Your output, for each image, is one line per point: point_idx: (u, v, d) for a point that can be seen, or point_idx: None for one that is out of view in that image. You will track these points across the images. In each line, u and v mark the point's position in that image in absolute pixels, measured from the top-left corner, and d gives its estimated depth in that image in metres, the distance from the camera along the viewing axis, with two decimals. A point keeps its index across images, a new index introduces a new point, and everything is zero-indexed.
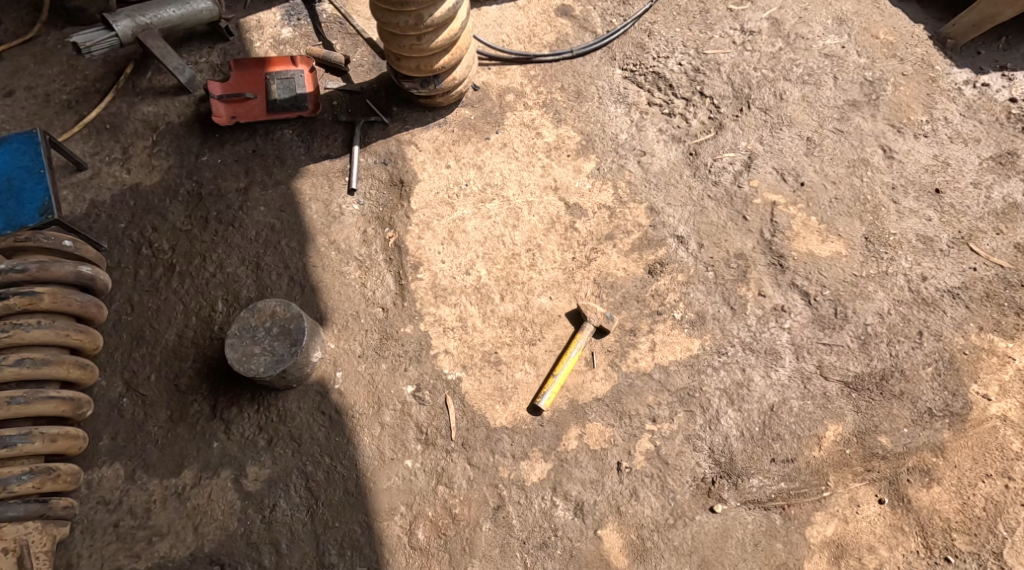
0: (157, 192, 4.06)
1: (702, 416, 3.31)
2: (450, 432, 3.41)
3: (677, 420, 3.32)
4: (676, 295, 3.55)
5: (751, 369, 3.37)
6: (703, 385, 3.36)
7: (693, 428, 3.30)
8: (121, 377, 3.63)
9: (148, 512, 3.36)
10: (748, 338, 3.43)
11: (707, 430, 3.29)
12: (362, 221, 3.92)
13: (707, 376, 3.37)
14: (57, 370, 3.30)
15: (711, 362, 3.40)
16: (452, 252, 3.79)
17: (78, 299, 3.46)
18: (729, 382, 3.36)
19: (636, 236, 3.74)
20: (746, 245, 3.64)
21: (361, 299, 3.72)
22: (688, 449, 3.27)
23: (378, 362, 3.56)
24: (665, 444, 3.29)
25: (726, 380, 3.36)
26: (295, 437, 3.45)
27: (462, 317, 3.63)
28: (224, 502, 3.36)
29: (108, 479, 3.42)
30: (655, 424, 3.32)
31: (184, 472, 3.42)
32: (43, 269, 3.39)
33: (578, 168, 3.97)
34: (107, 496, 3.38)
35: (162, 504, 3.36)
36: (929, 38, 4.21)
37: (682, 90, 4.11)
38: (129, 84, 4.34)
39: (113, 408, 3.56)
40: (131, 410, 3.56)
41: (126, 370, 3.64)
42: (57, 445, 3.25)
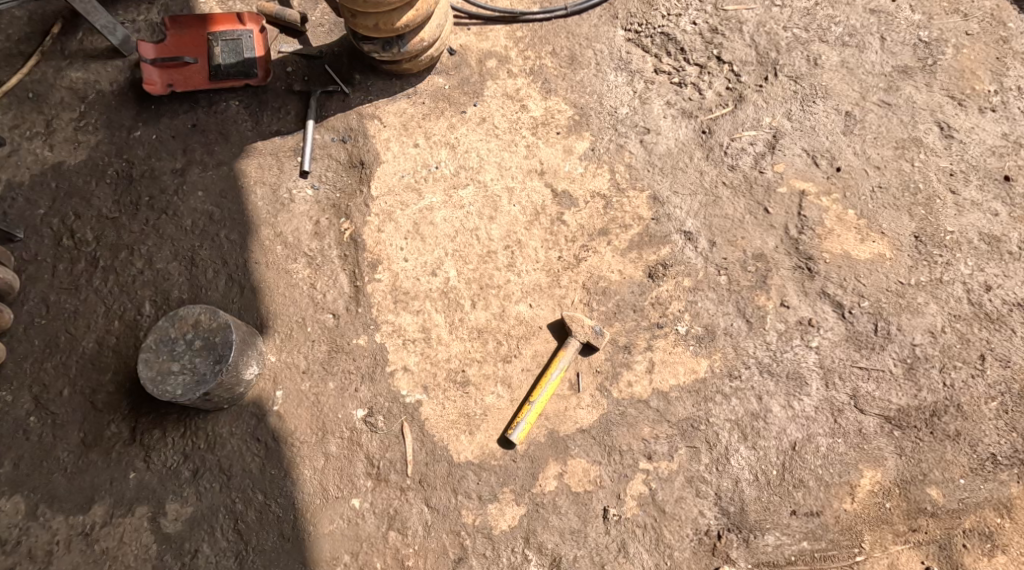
0: (83, 173, 3.40)
1: (711, 454, 2.75)
2: (406, 466, 2.87)
3: (677, 458, 2.76)
4: (680, 304, 2.98)
5: (770, 398, 2.80)
6: (710, 416, 2.80)
7: (696, 469, 2.74)
8: (30, 391, 2.99)
9: (50, 556, 2.77)
10: (766, 359, 2.86)
11: (713, 471, 2.74)
12: (316, 209, 3.36)
13: (715, 405, 2.81)
14: None
15: (720, 387, 2.83)
16: (416, 248, 3.22)
17: None
18: (743, 412, 2.79)
19: (635, 230, 3.15)
20: (767, 244, 3.04)
21: (309, 303, 3.16)
22: (690, 495, 2.72)
23: (324, 381, 3.00)
24: (663, 488, 2.74)
25: (738, 410, 2.80)
26: (224, 468, 2.88)
27: (425, 327, 3.07)
28: (138, 545, 2.80)
29: (6, 515, 2.81)
30: (651, 462, 2.77)
31: (94, 507, 2.84)
32: None
33: (569, 148, 3.36)
34: (3, 536, 2.79)
35: (67, 547, 2.78)
36: None
37: (695, 55, 3.46)
38: (57, 46, 3.64)
39: (18, 430, 2.93)
40: (38, 432, 2.93)
41: (36, 384, 3.00)
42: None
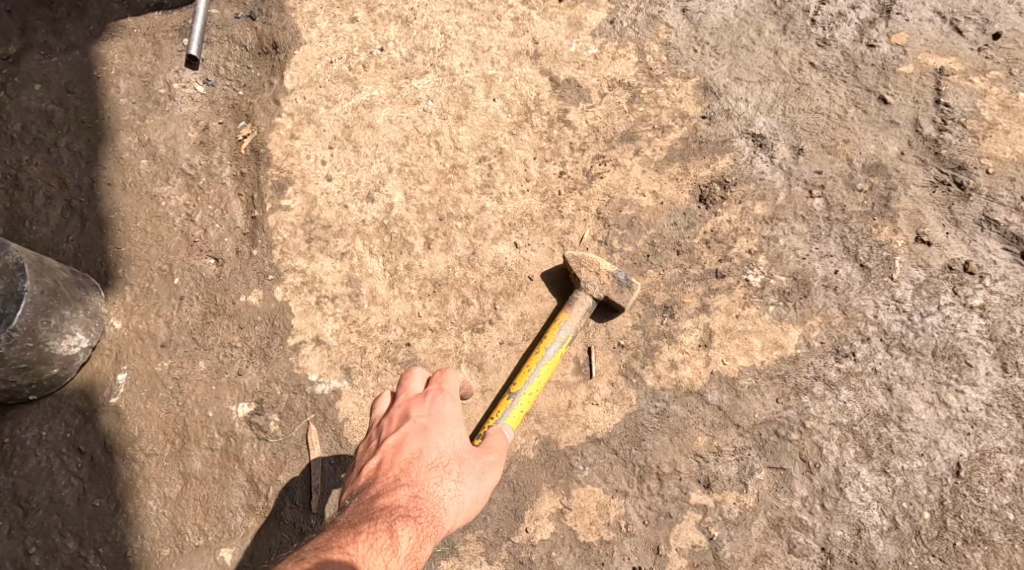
0: None
1: (812, 483, 1.71)
2: (312, 496, 1.84)
3: (755, 488, 1.73)
4: (751, 241, 1.89)
5: (907, 391, 1.74)
6: (807, 414, 1.75)
7: (787, 507, 1.71)
8: None
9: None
10: (898, 327, 1.78)
11: (820, 513, 1.70)
12: (206, 111, 2.27)
13: (813, 399, 1.75)
14: None
15: (820, 370, 1.77)
16: (346, 163, 2.13)
17: None
18: (862, 413, 1.73)
19: (679, 133, 2.05)
20: (886, 151, 1.93)
21: (179, 243, 2.08)
22: (771, 546, 1.70)
23: (194, 359, 1.93)
24: (734, 538, 1.71)
25: (851, 409, 1.74)
26: (23, 498, 1.81)
27: (351, 279, 1.99)
28: None
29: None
30: (711, 493, 1.74)
31: None
32: None
33: (576, 19, 2.20)
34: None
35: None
36: None
37: None
38: None
39: None
40: None
41: None
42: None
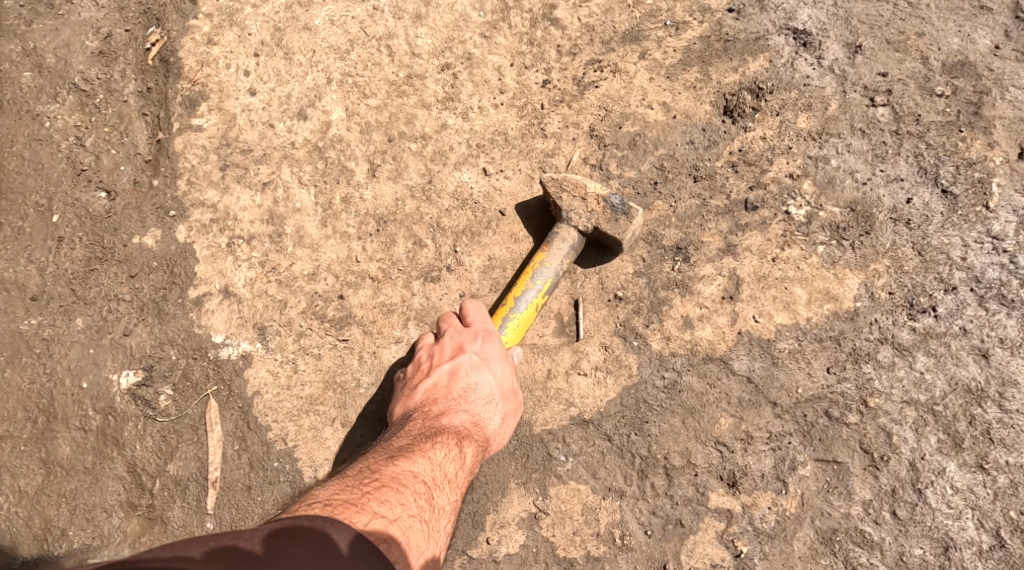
0: None
1: (877, 482, 1.27)
2: (208, 492, 1.45)
3: (794, 492, 1.28)
4: (794, 162, 1.43)
5: (1003, 361, 1.28)
6: (871, 387, 1.30)
7: (837, 518, 1.27)
8: None
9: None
10: (998, 277, 1.32)
11: (884, 524, 1.26)
12: (109, 18, 1.71)
13: (878, 370, 1.30)
14: None
15: (889, 329, 1.32)
16: (273, 73, 1.65)
17: None
18: (944, 387, 1.28)
19: (700, 32, 1.55)
20: (980, 47, 1.46)
21: (64, 167, 1.62)
22: (812, 563, 1.27)
23: (71, 316, 1.51)
24: (766, 556, 1.28)
25: (930, 383, 1.29)
26: None
27: (274, 215, 1.55)
28: None
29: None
30: (736, 494, 1.29)
31: None
32: None
33: None
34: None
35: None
36: None
37: None
38: None
39: None
40: None
41: None
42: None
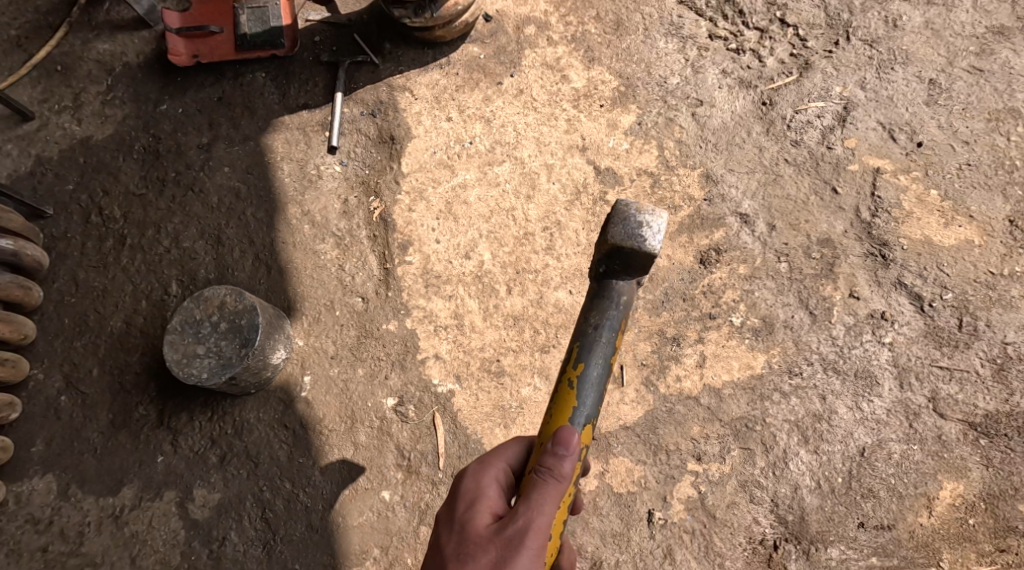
0: (110, 148, 3.37)
1: (768, 458, 2.43)
2: (438, 459, 2.72)
3: (729, 460, 2.44)
4: (735, 293, 2.64)
5: (836, 399, 2.47)
6: (766, 416, 2.47)
7: (750, 473, 2.42)
8: (60, 370, 2.90)
9: (81, 537, 2.61)
10: (832, 356, 2.52)
11: (770, 477, 2.41)
12: (345, 186, 3.16)
13: (773, 405, 2.48)
14: None
15: (779, 385, 2.50)
16: (449, 230, 2.99)
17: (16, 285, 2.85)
18: (803, 413, 2.47)
19: (686, 212, 2.81)
20: (835, 228, 2.70)
21: (336, 285, 2.96)
22: (742, 501, 2.40)
23: (353, 367, 2.82)
24: (713, 492, 2.42)
25: (798, 411, 2.47)
26: (252, 454, 2.70)
27: (458, 313, 2.87)
28: (166, 531, 2.62)
29: (38, 495, 2.67)
30: (700, 463, 2.45)
31: (123, 490, 2.68)
32: None
33: (612, 122, 3.06)
34: (36, 515, 2.64)
35: (97, 530, 2.62)
36: None
37: (756, 17, 3.11)
38: (84, 17, 3.65)
39: (48, 409, 2.83)
40: (68, 411, 2.82)
41: (66, 362, 2.91)
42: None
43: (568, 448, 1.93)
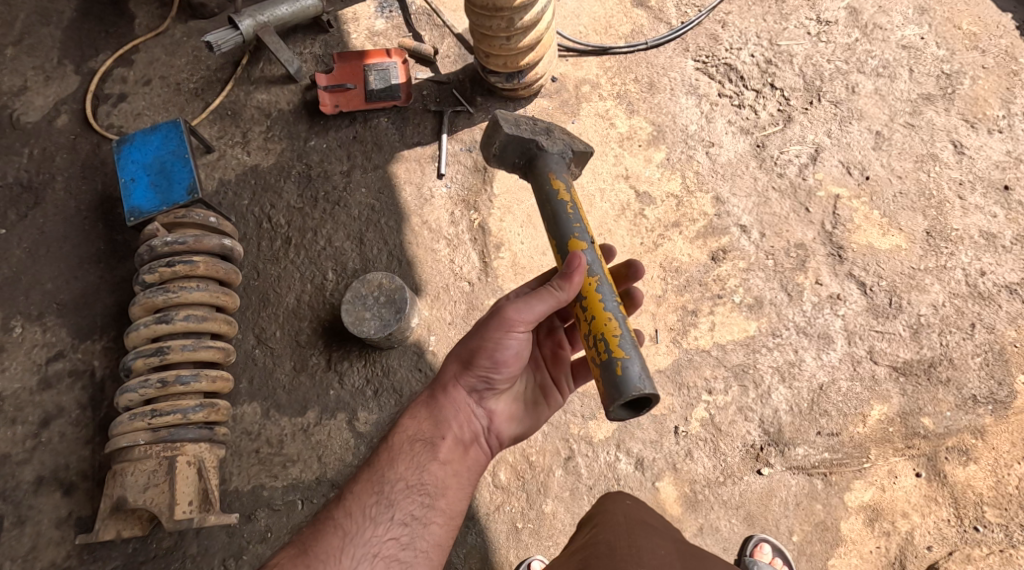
0: (273, 173, 4.38)
1: (755, 393, 3.48)
2: None
3: (731, 393, 3.48)
4: (736, 280, 3.68)
5: (803, 350, 3.53)
6: (757, 363, 3.52)
7: (745, 401, 3.47)
8: (252, 332, 4.03)
9: (282, 443, 3.81)
10: (802, 323, 3.58)
11: (758, 403, 3.46)
12: (450, 203, 4.23)
13: (762, 355, 3.53)
14: (213, 326, 3.64)
15: (766, 342, 3.56)
16: (530, 235, 4.13)
17: (225, 267, 3.78)
18: (782, 361, 3.52)
19: (701, 223, 3.83)
20: (808, 236, 3.75)
21: (450, 273, 4.09)
22: (739, 419, 3.44)
23: (466, 330, 3.98)
24: (719, 413, 3.46)
25: (779, 359, 3.52)
26: (397, 389, 3.88)
27: None
28: (341, 439, 3.81)
29: (249, 415, 3.86)
30: (711, 395, 3.49)
31: (308, 412, 3.86)
32: (199, 241, 3.73)
33: (648, 158, 4.04)
34: (249, 428, 3.83)
35: (293, 439, 3.81)
36: (1016, 29, 4.17)
37: (753, 82, 4.17)
38: (245, 74, 4.66)
39: (248, 358, 3.97)
40: (263, 359, 3.97)
41: (257, 327, 4.03)
42: (215, 385, 3.58)
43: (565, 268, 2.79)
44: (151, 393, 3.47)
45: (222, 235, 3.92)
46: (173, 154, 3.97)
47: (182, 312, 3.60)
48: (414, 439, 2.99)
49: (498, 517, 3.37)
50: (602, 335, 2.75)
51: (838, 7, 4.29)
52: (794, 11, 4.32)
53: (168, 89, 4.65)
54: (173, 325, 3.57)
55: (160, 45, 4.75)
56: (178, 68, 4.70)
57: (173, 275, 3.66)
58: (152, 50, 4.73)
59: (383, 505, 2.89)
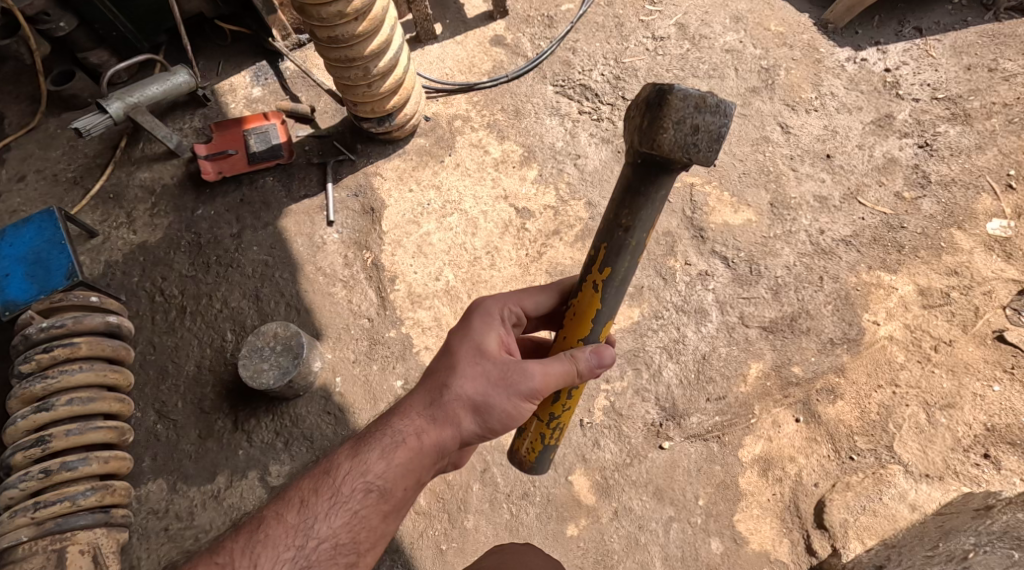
0: (162, 247, 4.42)
1: (646, 376, 3.58)
2: None
3: (626, 378, 3.58)
4: None
5: (684, 327, 3.66)
6: (645, 345, 3.64)
7: (640, 382, 3.57)
8: (153, 407, 3.98)
9: (192, 515, 3.74)
10: (679, 302, 3.72)
11: (652, 382, 3.57)
12: (343, 247, 4.35)
13: (648, 337, 3.66)
14: (101, 406, 3.53)
15: (650, 325, 3.68)
16: (422, 263, 4.24)
17: (110, 344, 3.68)
18: (667, 340, 3.64)
19: (578, 229, 4.26)
20: (671, 224, 3.92)
21: (349, 313, 4.14)
22: (637, 401, 3.54)
23: (369, 364, 4.00)
24: (618, 398, 3.55)
25: (664, 338, 3.65)
26: (307, 436, 3.85)
27: (436, 317, 4.08)
28: (254, 498, 3.75)
29: (154, 492, 3.79)
30: (609, 383, 3.59)
31: (217, 477, 3.80)
32: (78, 322, 3.64)
33: (523, 176, 4.42)
34: (156, 507, 3.76)
35: (203, 508, 3.75)
36: (813, 25, 4.52)
37: (607, 97, 4.59)
38: (125, 155, 4.74)
39: (150, 434, 3.92)
40: (165, 433, 3.92)
41: (157, 401, 3.99)
42: (110, 466, 3.47)
43: (597, 359, 2.75)
44: (35, 485, 3.33)
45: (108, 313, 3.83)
46: (47, 242, 3.94)
47: (65, 396, 3.49)
48: (376, 484, 2.75)
49: (423, 543, 3.37)
50: (561, 423, 2.89)
51: (668, 24, 4.72)
52: (632, 32, 4.76)
53: (45, 182, 4.70)
54: (55, 411, 3.46)
55: (33, 140, 4.81)
56: (53, 160, 4.76)
57: (53, 360, 3.55)
58: (25, 146, 4.79)
59: (300, 565, 2.68)
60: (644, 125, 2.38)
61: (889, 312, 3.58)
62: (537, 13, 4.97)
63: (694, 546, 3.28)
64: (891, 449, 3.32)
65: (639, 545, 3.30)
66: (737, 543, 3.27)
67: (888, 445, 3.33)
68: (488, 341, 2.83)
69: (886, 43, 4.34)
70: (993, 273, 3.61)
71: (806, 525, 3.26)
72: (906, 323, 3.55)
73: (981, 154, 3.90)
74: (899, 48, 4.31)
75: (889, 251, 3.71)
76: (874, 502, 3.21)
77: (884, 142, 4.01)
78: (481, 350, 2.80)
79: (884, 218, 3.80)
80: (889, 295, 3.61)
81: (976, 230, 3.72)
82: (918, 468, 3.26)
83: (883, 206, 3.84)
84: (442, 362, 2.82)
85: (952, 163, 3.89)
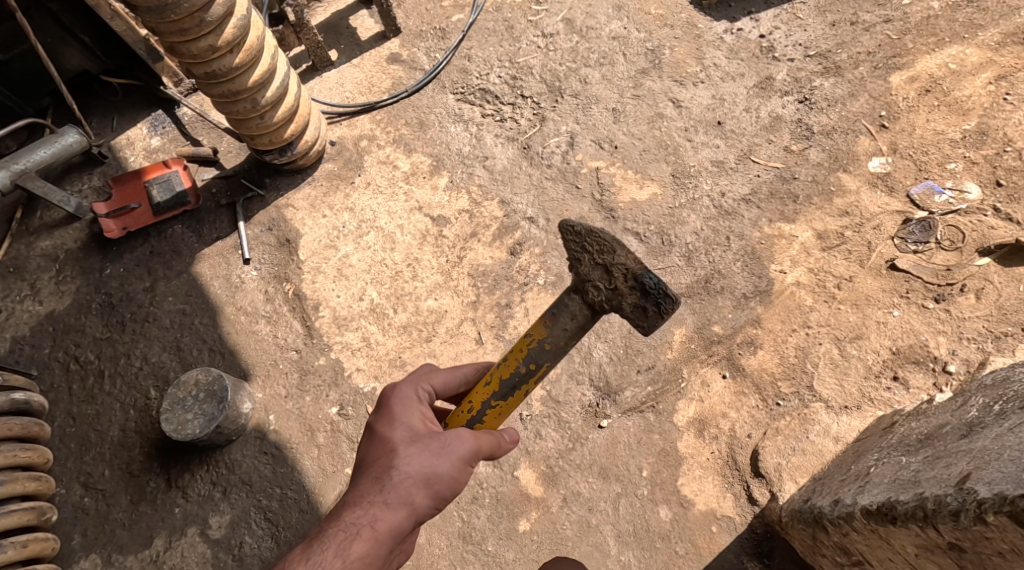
0: (71, 314, 4.28)
1: (576, 360, 3.63)
2: None
3: (559, 363, 3.64)
4: (536, 265, 4.05)
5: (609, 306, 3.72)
6: None
7: (573, 366, 3.63)
8: (79, 480, 3.88)
9: None
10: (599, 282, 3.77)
11: (584, 364, 3.63)
12: (263, 283, 4.26)
13: None
14: (13, 488, 3.43)
15: None
16: (344, 286, 4.18)
17: (17, 422, 3.58)
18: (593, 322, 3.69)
19: (494, 227, 4.18)
20: (584, 209, 4.10)
21: (276, 348, 4.08)
22: (573, 385, 3.60)
23: (302, 396, 3.95)
24: (554, 386, 3.60)
25: None
26: (246, 480, 3.79)
27: (365, 337, 4.04)
28: (196, 554, 3.68)
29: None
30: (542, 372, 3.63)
31: (155, 541, 3.72)
32: None
33: (435, 185, 4.36)
34: None
35: None
36: (690, 3, 4.65)
37: (506, 98, 4.55)
38: (22, 227, 4.60)
39: (78, 509, 3.81)
40: (94, 505, 3.82)
41: (82, 473, 3.89)
42: (30, 549, 3.38)
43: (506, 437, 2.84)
44: None
45: (13, 391, 3.74)
46: None
47: None
48: None
49: None
50: None
51: (556, 20, 4.74)
52: (522, 32, 4.74)
53: None
54: None
55: None
56: None
57: None
58: None
59: None
60: (638, 309, 2.60)
61: (793, 260, 3.72)
62: (429, 27, 4.93)
63: (643, 517, 3.34)
64: (812, 390, 3.44)
65: (591, 528, 3.35)
66: (683, 507, 3.35)
67: (809, 386, 3.45)
68: (416, 422, 2.70)
69: (758, 12, 4.52)
70: (880, 208, 3.78)
71: (744, 476, 3.36)
72: (809, 268, 3.70)
73: (855, 101, 4.09)
74: (770, 14, 4.49)
75: (786, 203, 3.86)
76: (802, 441, 3.34)
77: (768, 103, 4.18)
78: (416, 431, 2.67)
79: (778, 172, 3.96)
80: (791, 245, 3.76)
81: (860, 170, 3.90)
82: (838, 402, 3.39)
83: (775, 161, 4.00)
84: (379, 449, 2.64)
85: (830, 112, 4.08)
